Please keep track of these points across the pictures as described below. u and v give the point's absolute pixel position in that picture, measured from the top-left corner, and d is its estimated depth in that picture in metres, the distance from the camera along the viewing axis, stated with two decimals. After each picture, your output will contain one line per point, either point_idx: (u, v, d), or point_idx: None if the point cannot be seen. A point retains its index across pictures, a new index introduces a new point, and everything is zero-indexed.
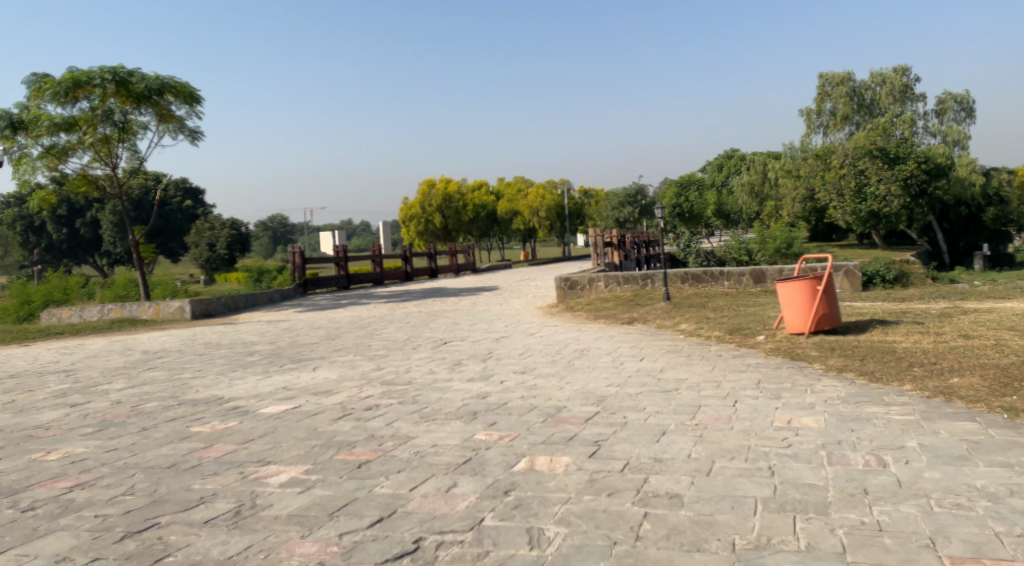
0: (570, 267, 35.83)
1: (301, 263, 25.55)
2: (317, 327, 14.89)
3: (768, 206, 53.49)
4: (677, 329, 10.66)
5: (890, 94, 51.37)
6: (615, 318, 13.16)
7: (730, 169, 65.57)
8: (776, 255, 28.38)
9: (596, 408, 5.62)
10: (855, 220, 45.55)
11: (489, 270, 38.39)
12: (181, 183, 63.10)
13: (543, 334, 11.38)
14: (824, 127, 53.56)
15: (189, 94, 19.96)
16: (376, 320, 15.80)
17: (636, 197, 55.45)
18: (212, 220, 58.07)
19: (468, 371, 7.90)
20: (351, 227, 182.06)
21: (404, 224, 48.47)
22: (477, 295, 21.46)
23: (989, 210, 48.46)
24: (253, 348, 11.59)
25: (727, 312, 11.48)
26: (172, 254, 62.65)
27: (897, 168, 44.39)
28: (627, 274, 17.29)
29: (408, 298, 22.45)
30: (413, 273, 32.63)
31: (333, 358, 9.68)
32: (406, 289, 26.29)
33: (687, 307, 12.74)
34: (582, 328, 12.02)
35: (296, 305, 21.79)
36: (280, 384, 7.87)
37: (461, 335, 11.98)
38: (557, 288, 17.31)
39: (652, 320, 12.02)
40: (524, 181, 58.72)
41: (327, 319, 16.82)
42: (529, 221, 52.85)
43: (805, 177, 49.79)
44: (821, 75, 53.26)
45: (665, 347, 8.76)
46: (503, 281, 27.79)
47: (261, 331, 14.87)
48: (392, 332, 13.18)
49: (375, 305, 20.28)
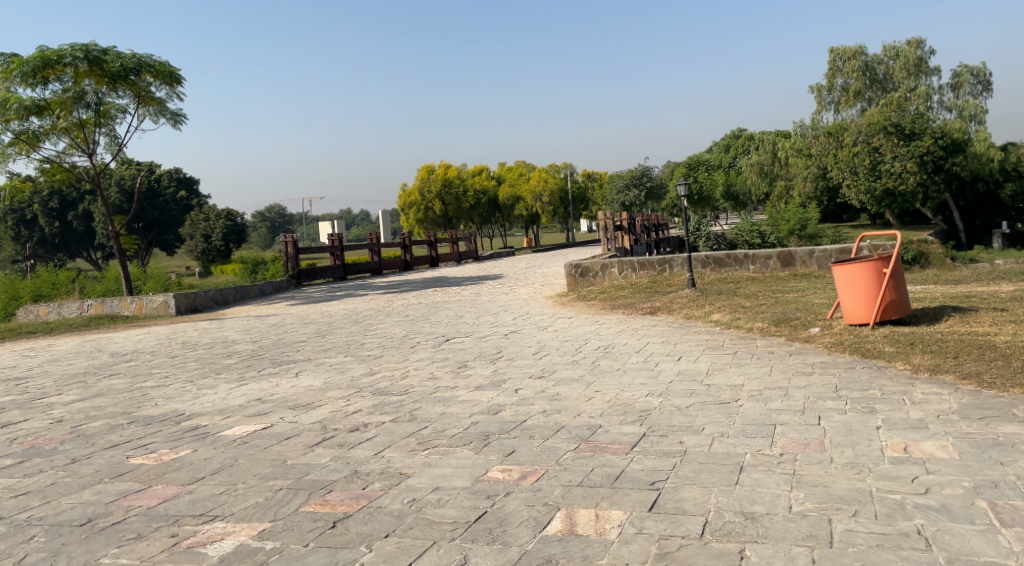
0: (575, 253, 34.61)
1: (294, 253, 24.40)
2: (308, 322, 13.75)
3: (780, 185, 53.05)
4: (708, 320, 9.50)
5: (904, 68, 49.66)
6: (633, 308, 12.01)
7: (738, 149, 64.65)
8: (791, 238, 27.24)
9: (640, 428, 4.46)
10: (869, 199, 46.90)
11: (492, 257, 37.25)
12: (175, 174, 62.02)
13: (556, 327, 10.24)
14: (836, 104, 52.61)
15: (168, 73, 19.38)
16: (372, 314, 14.65)
17: (641, 180, 54.17)
18: (207, 211, 56.97)
19: (475, 377, 6.73)
20: (350, 217, 180.92)
21: (403, 211, 47.34)
22: (480, 284, 20.31)
23: (1008, 186, 47.46)
24: (234, 348, 10.47)
25: (761, 299, 10.32)
26: (167, 247, 61.49)
27: (914, 143, 44.85)
28: (643, 259, 16.07)
29: (408, 288, 21.30)
30: (413, 262, 31.47)
31: (320, 360, 8.53)
32: (406, 279, 25.14)
33: (713, 295, 11.57)
34: (600, 319, 10.87)
35: (289, 297, 20.67)
36: (254, 396, 6.70)
37: (466, 329, 10.82)
38: (567, 275, 16.15)
39: (676, 309, 10.88)
40: (526, 166, 57.47)
41: (319, 313, 15.67)
42: (532, 206, 51.61)
43: (817, 155, 50.45)
44: (831, 48, 52.01)
45: (702, 343, 7.60)
46: (507, 269, 26.60)
47: (246, 327, 13.72)
48: (389, 327, 12.03)
49: (372, 297, 19.12)
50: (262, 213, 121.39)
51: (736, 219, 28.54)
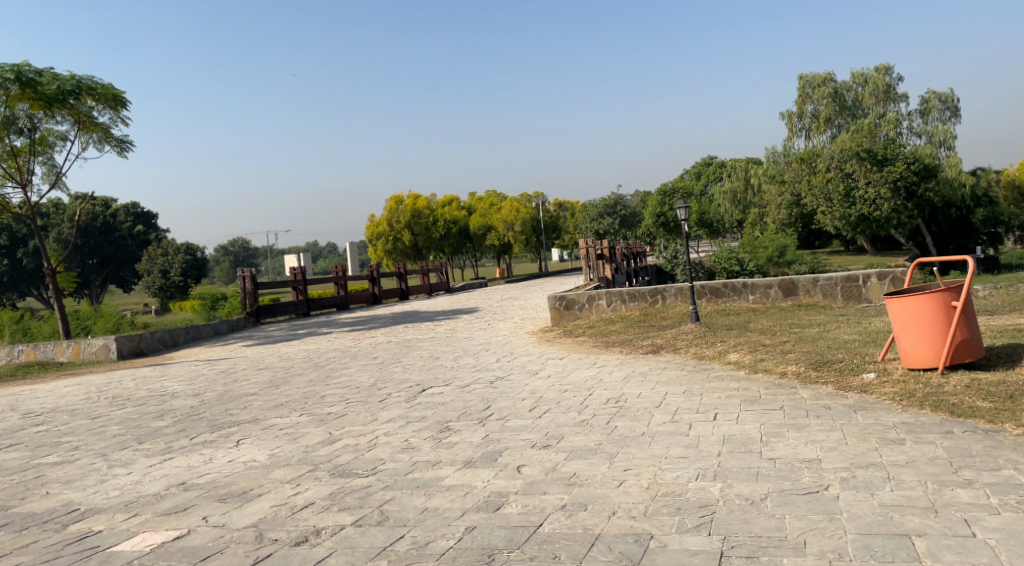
0: (551, 284, 33.41)
1: (253, 289, 22.76)
2: (263, 368, 12.25)
3: (754, 213, 52.65)
4: (726, 362, 8.24)
5: (874, 94, 49.92)
6: (629, 346, 10.72)
7: (710, 176, 64.52)
8: (770, 265, 26.37)
9: (712, 540, 3.13)
10: (844, 225, 46.67)
11: (465, 289, 35.88)
12: (132, 208, 59.93)
13: (548, 371, 8.90)
14: (807, 130, 52.61)
15: (113, 96, 17.88)
16: (336, 356, 13.20)
17: (615, 208, 53.44)
18: (166, 245, 54.89)
19: (461, 446, 5.34)
20: (318, 249, 178.56)
21: (371, 243, 45.81)
22: (453, 319, 18.90)
23: (979, 211, 47.43)
24: (170, 403, 8.96)
25: (778, 335, 9.09)
26: (124, 284, 58.97)
27: (886, 168, 44.66)
28: (632, 290, 14.84)
29: (376, 324, 19.83)
30: (383, 295, 29.98)
31: (270, 422, 7.08)
32: (374, 314, 23.64)
33: (719, 330, 10.34)
34: (597, 360, 9.59)
35: (246, 337, 19.07)
36: (180, 479, 5.24)
37: (443, 375, 9.41)
38: (551, 308, 14.90)
39: (683, 348, 9.61)
40: (497, 195, 56.47)
41: (277, 356, 14.18)
42: (504, 236, 50.39)
43: (790, 182, 50.27)
44: (800, 76, 52.19)
45: (733, 394, 6.31)
46: (480, 302, 25.25)
47: (192, 375, 12.18)
48: (355, 372, 10.61)
49: (337, 336, 17.61)
50: (225, 247, 118.86)
51: (713, 247, 27.67)
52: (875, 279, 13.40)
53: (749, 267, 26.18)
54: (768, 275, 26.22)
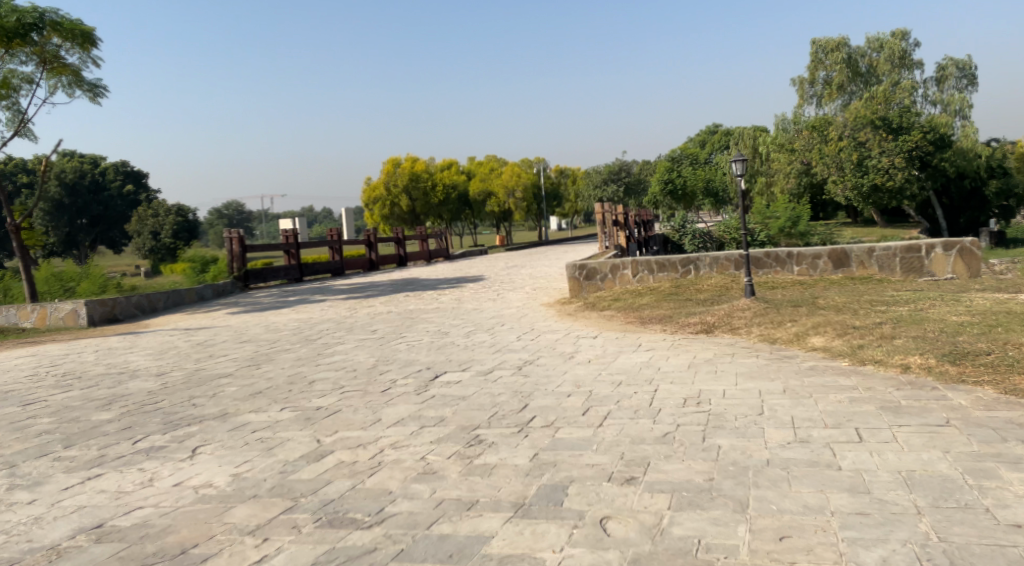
0: (554, 253, 31.78)
1: (239, 251, 21.01)
2: (244, 341, 10.62)
3: (762, 182, 50.89)
4: (812, 348, 6.62)
5: (888, 61, 47.57)
6: (672, 324, 9.12)
7: (715, 144, 62.64)
8: (781, 236, 24.76)
9: None
10: (856, 196, 44.79)
11: (464, 257, 34.22)
12: (122, 166, 57.68)
13: (587, 356, 7.29)
14: (818, 97, 50.69)
15: (82, 33, 15.96)
16: (329, 329, 11.56)
17: (619, 174, 51.59)
18: (155, 206, 52.76)
19: (506, 475, 3.74)
20: (311, 214, 176.13)
21: (367, 207, 43.95)
22: (456, 288, 17.26)
23: (993, 183, 45.79)
24: (124, 386, 7.29)
25: (865, 314, 7.48)
26: (114, 245, 57.20)
27: (902, 137, 42.79)
28: (661, 259, 13.22)
29: (372, 292, 18.18)
30: (379, 262, 28.31)
31: (240, 420, 5.43)
32: (370, 281, 21.97)
33: (781, 306, 8.73)
34: (641, 341, 7.98)
35: (230, 304, 17.41)
36: (99, 518, 3.60)
37: (457, 358, 7.78)
38: (569, 278, 13.33)
39: (745, 329, 7.99)
40: (497, 160, 54.51)
41: (263, 326, 12.54)
42: (504, 202, 48.55)
43: (800, 150, 48.23)
44: (813, 40, 50.04)
45: (858, 398, 4.72)
46: (483, 270, 23.59)
47: (163, 347, 10.54)
48: (351, 349, 8.99)
49: (329, 305, 15.94)
50: (216, 210, 116.64)
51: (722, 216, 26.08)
52: (940, 249, 11.75)
53: (761, 237, 24.58)
54: (781, 246, 24.64)
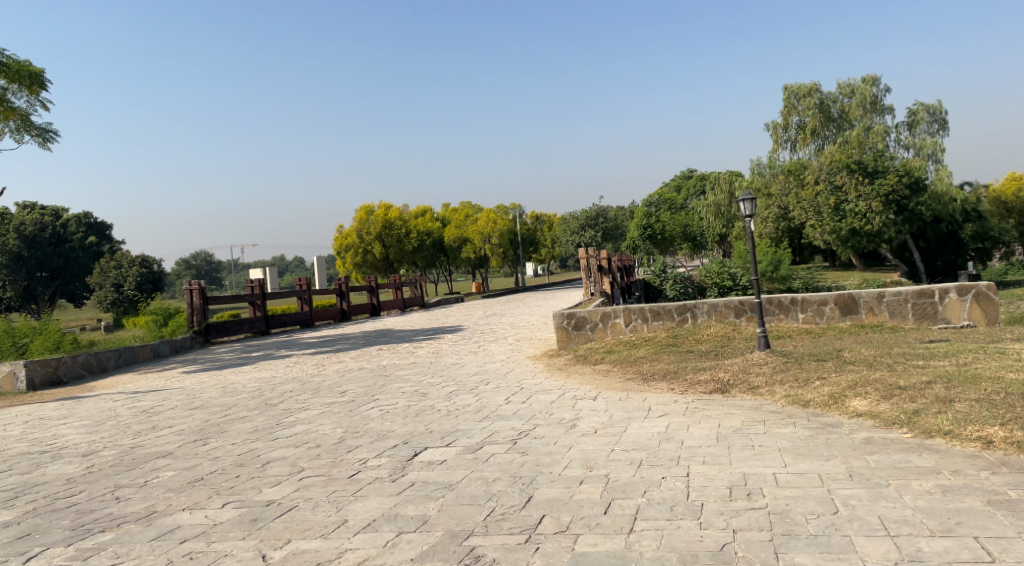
0: (534, 300, 30.86)
1: (200, 304, 19.88)
2: (196, 407, 9.46)
3: (738, 226, 50.75)
4: (856, 415, 5.65)
5: (860, 105, 48.35)
6: (678, 381, 8.15)
7: (691, 190, 62.78)
8: (764, 280, 24.10)
9: None
10: (835, 239, 44.85)
11: (440, 305, 33.18)
12: (83, 218, 56.56)
13: (591, 424, 6.25)
14: (793, 142, 50.88)
15: (30, 75, 14.94)
16: (294, 391, 10.43)
17: (596, 220, 51.13)
18: (118, 257, 51.39)
19: None
20: (284, 263, 174.24)
21: (339, 255, 42.82)
22: (433, 340, 16.20)
23: (968, 227, 45.97)
24: (40, 471, 6.11)
25: (906, 370, 6.56)
26: (75, 299, 55.32)
27: (878, 181, 42.91)
28: (655, 306, 12.34)
29: (343, 346, 17.05)
30: (351, 311, 27.18)
31: (168, 522, 4.32)
32: (341, 333, 20.82)
33: (803, 361, 7.80)
34: (650, 403, 6.96)
35: (190, 361, 16.17)
36: None
37: (439, 428, 6.71)
38: (556, 328, 12.40)
39: (767, 388, 7.03)
40: (473, 207, 53.93)
41: (221, 389, 11.38)
42: (480, 249, 47.79)
43: (777, 195, 48.42)
44: (785, 85, 50.49)
45: (951, 488, 3.74)
46: (460, 319, 22.56)
47: (103, 416, 9.34)
48: (318, 417, 7.89)
49: (296, 361, 14.79)
50: (186, 261, 114.67)
51: (703, 260, 25.42)
52: (954, 294, 11.01)
53: (744, 282, 23.88)
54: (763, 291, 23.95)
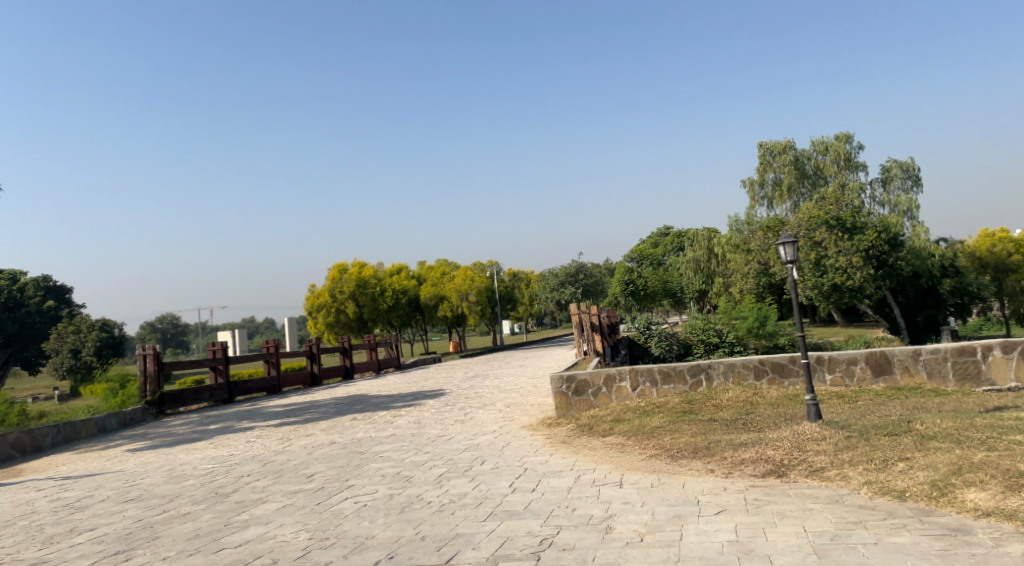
0: (516, 359, 29.41)
1: (155, 371, 18.24)
2: (131, 502, 7.94)
3: (718, 283, 49.98)
4: (981, 515, 4.37)
5: (834, 162, 47.52)
6: (715, 460, 6.82)
7: (668, 246, 62.43)
8: (750, 337, 23.05)
9: None
10: (817, 295, 44.07)
11: (417, 366, 31.58)
12: (42, 282, 54.51)
13: (628, 526, 4.91)
14: (769, 199, 50.72)
15: None
16: (251, 477, 8.93)
17: (576, 276, 49.96)
18: (78, 322, 49.33)
19: None
20: (255, 326, 171.15)
21: (310, 315, 41.18)
22: (412, 407, 14.74)
23: (947, 282, 44.83)
24: None
25: (1016, 451, 5.28)
26: (30, 367, 52.89)
27: (857, 236, 42.37)
28: (664, 367, 11.11)
29: (313, 415, 15.50)
30: (323, 375, 25.56)
31: None
32: (312, 399, 19.25)
33: (868, 433, 6.52)
34: (696, 495, 5.61)
35: (139, 439, 14.49)
36: None
37: (432, 532, 5.31)
38: (555, 393, 11.09)
39: (837, 473, 5.72)
40: (449, 265, 52.78)
41: (167, 476, 9.83)
42: (457, 307, 46.35)
43: (756, 250, 46.92)
44: (760, 143, 50.53)
45: None
46: (439, 382, 21.09)
47: (17, 516, 7.80)
48: (279, 516, 6.44)
49: (258, 436, 13.24)
50: (152, 325, 111.71)
51: (689, 316, 24.21)
52: (998, 352, 9.86)
53: (732, 338, 22.66)
54: (750, 348, 22.74)
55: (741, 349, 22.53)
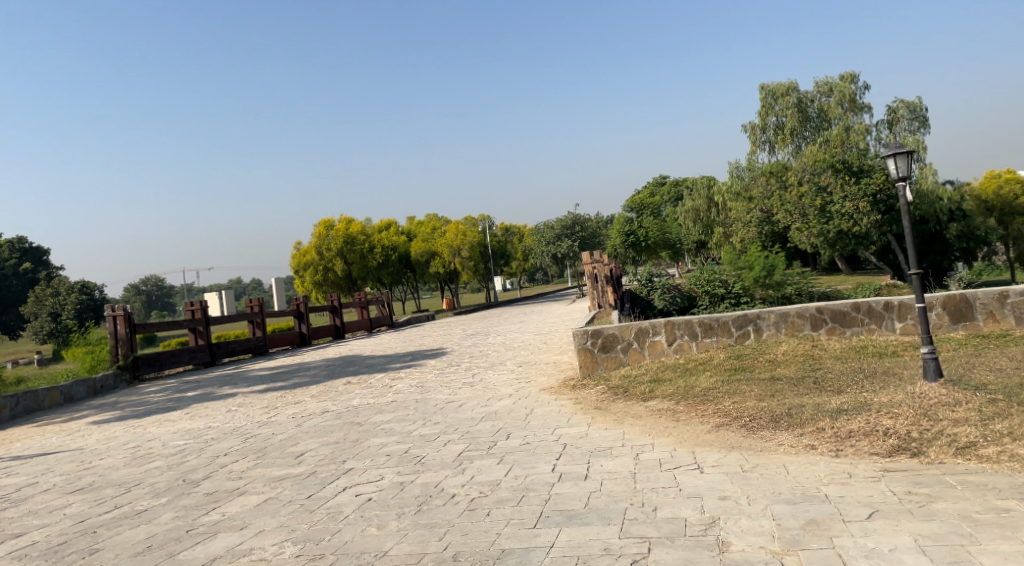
0: (517, 315, 28.00)
1: (127, 333, 16.76)
2: (78, 494, 6.48)
3: (719, 233, 48.60)
4: None
5: (840, 104, 45.63)
6: (813, 433, 5.39)
7: (665, 196, 60.93)
8: (756, 287, 20.50)
9: None
10: (822, 242, 42.43)
11: (411, 324, 30.16)
12: (19, 243, 52.49)
13: (749, 539, 3.48)
14: (771, 143, 48.96)
15: None
16: (228, 458, 7.49)
17: (573, 228, 48.16)
18: (57, 284, 47.67)
19: None
20: (243, 286, 169.57)
21: (299, 273, 39.62)
22: (413, 368, 13.34)
23: (954, 226, 43.33)
24: None
25: None
26: (10, 331, 51.19)
27: (864, 180, 40.61)
28: (704, 318, 9.70)
29: (302, 378, 14.08)
30: (312, 335, 24.13)
31: None
32: (301, 361, 17.81)
33: (1014, 397, 5.11)
34: (818, 485, 4.19)
35: (107, 409, 13.03)
36: None
37: (467, 546, 3.88)
38: (579, 349, 9.70)
39: (1000, 451, 4.33)
40: (440, 219, 51.05)
41: (130, 456, 8.38)
42: (450, 262, 44.73)
43: (758, 198, 45.53)
44: (762, 85, 48.46)
45: None
46: (438, 340, 19.69)
47: None
48: (258, 517, 4.98)
49: (241, 403, 11.81)
50: (138, 286, 110.36)
51: (692, 266, 21.84)
52: None
53: (738, 289, 20.14)
54: (757, 300, 20.09)
55: (748, 300, 20.00)
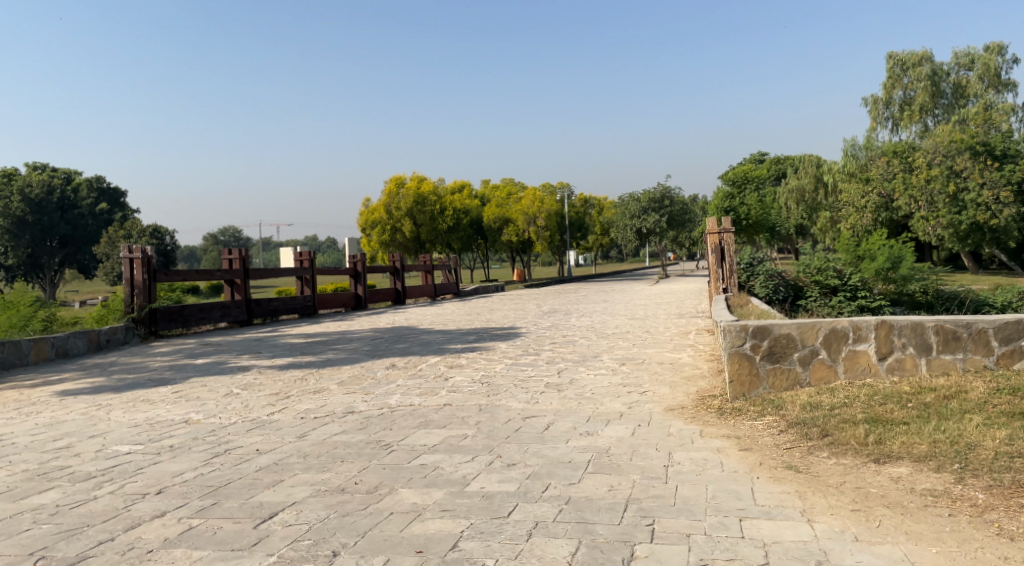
0: (600, 293, 24.53)
1: (146, 278, 14.16)
2: None
3: (825, 217, 43.99)
4: None
5: (981, 79, 40.07)
6: None
7: (763, 175, 56.03)
8: (877, 280, 15.90)
9: None
10: (950, 235, 36.90)
11: (479, 294, 27.13)
12: (96, 182, 51.58)
13: None
14: (894, 120, 43.54)
15: None
16: (157, 501, 4.39)
17: (662, 202, 44.00)
18: (128, 227, 46.59)
19: None
20: (316, 244, 170.96)
21: (366, 232, 37.14)
22: (477, 353, 10.13)
23: None
24: None
25: None
26: (84, 270, 50.43)
27: (1007, 166, 35.34)
28: (939, 319, 6.15)
29: (337, 353, 11.05)
30: (368, 299, 21.32)
31: None
32: (346, 328, 14.90)
33: None
34: None
35: (92, 374, 10.28)
36: None
37: None
38: (731, 356, 6.24)
39: None
40: (518, 184, 47.88)
41: (37, 466, 5.38)
42: (524, 231, 41.53)
43: (877, 180, 40.43)
44: (889, 54, 43.02)
45: None
46: (509, 316, 16.47)
47: None
48: None
49: (247, 384, 8.83)
50: (217, 236, 112.21)
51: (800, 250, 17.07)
52: None
53: (856, 280, 15.39)
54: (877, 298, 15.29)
55: (868, 294, 15.28)
